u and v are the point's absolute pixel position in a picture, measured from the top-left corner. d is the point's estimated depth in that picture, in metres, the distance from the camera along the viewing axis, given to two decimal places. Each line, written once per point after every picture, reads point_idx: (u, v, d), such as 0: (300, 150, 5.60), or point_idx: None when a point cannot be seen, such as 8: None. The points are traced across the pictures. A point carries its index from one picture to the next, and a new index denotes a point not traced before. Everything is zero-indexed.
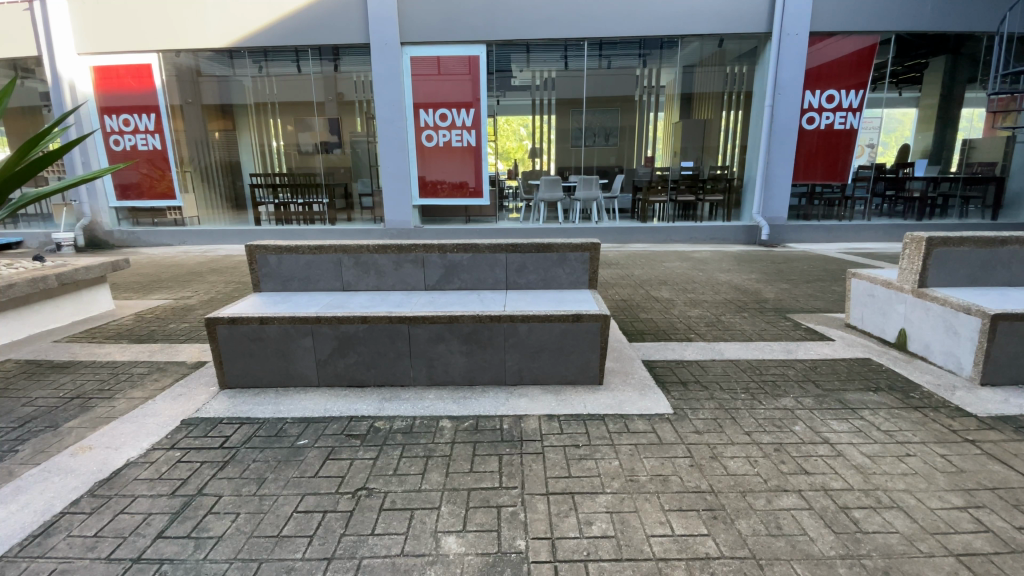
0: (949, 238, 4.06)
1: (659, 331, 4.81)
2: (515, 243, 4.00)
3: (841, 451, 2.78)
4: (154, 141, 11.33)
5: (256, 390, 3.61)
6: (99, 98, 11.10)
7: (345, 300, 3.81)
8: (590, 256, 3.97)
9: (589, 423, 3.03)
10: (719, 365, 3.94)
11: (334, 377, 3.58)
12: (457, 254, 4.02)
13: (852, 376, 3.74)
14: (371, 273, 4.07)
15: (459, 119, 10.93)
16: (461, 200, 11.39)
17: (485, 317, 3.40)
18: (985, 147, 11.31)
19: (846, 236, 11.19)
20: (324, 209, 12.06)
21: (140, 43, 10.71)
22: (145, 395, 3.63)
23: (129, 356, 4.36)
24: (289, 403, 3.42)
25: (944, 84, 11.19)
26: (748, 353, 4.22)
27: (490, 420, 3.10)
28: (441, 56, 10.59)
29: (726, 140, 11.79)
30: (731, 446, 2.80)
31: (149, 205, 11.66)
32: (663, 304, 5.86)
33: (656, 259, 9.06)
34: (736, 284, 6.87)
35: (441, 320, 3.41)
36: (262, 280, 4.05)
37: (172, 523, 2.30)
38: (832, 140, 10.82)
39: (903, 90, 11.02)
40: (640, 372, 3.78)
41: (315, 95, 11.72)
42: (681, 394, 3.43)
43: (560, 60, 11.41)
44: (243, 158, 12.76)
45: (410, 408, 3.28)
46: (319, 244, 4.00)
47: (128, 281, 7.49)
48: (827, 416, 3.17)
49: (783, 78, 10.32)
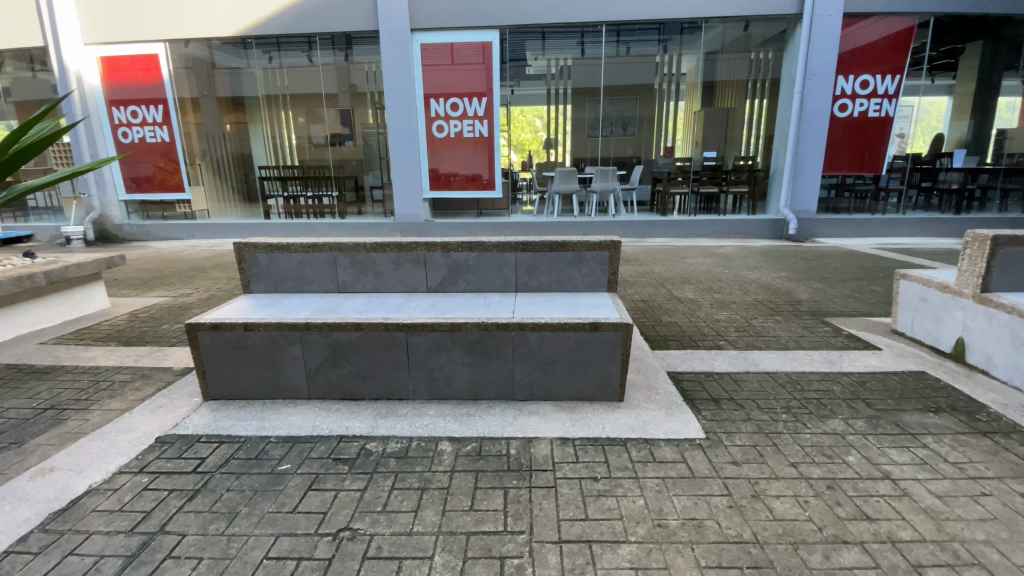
0: (1017, 236, 3.58)
1: (685, 337, 4.39)
2: (526, 241, 3.60)
3: (906, 490, 2.37)
4: (161, 134, 11.22)
5: (242, 403, 3.30)
6: (108, 90, 11.00)
7: (339, 304, 3.47)
8: (609, 255, 3.57)
9: (608, 449, 2.65)
10: (754, 379, 3.51)
11: (326, 389, 3.24)
12: (462, 253, 3.64)
13: (908, 395, 3.28)
14: (369, 273, 3.69)
15: (471, 109, 10.52)
16: (473, 192, 10.98)
17: (491, 325, 3.03)
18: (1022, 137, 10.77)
19: (879, 230, 10.56)
20: (334, 201, 11.76)
21: (148, 33, 10.57)
22: (124, 407, 3.35)
23: (113, 361, 4.09)
24: (275, 419, 3.09)
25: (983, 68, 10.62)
26: (786, 363, 3.78)
27: (495, 443, 2.73)
28: (454, 43, 10.17)
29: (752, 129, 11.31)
30: (775, 482, 2.40)
31: (158, 197, 11.55)
32: (687, 305, 5.43)
33: (677, 255, 8.62)
34: (766, 283, 6.38)
35: (443, 327, 3.04)
36: (252, 281, 3.74)
37: (125, 568, 1.99)
38: (864, 129, 10.20)
39: (936, 78, 10.43)
40: (665, 386, 3.36)
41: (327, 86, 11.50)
42: (713, 414, 3.03)
43: (575, 46, 11.13)
44: (254, 151, 12.39)
45: (406, 427, 2.92)
46: (312, 242, 3.64)
47: (129, 277, 7.29)
48: (883, 444, 2.74)
49: (813, 64, 9.76)
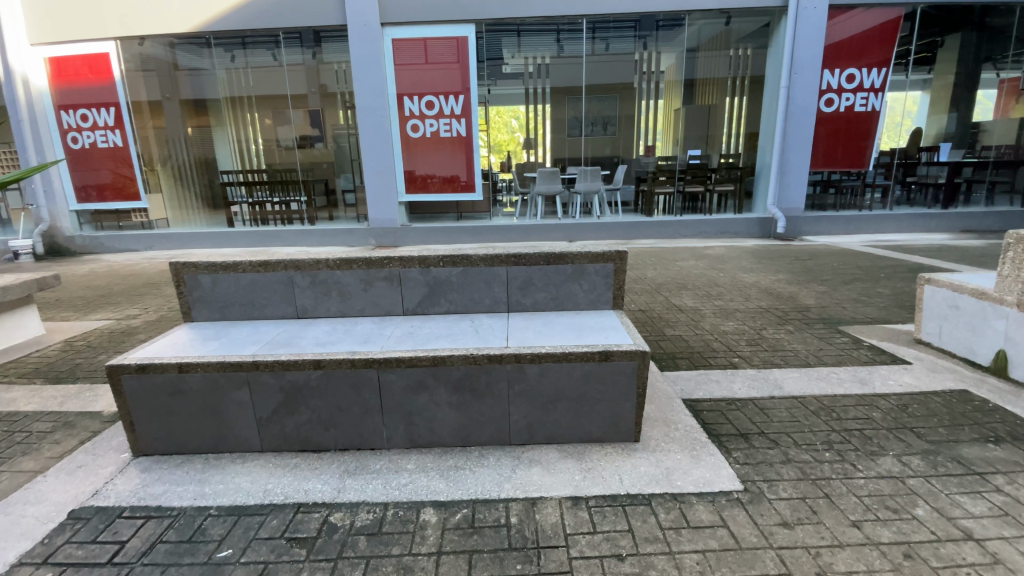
0: None
1: (695, 354, 3.93)
2: (519, 253, 3.08)
3: (997, 554, 1.94)
4: (114, 138, 10.36)
5: (181, 459, 2.73)
6: (55, 93, 10.09)
7: (298, 334, 2.92)
8: (615, 267, 3.08)
9: (632, 512, 2.16)
10: (783, 406, 3.07)
11: (283, 440, 2.69)
12: (444, 268, 3.10)
13: (959, 423, 2.88)
14: (334, 294, 3.14)
15: (447, 107, 9.99)
16: (453, 195, 10.44)
17: (481, 359, 2.51)
18: (999, 131, 10.87)
19: (867, 227, 10.34)
20: (303, 207, 10.97)
21: (95, 30, 9.74)
22: (36, 468, 2.72)
23: (33, 406, 3.43)
24: (219, 480, 2.52)
25: (962, 61, 10.74)
26: (813, 384, 3.35)
27: (491, 508, 2.22)
28: (429, 39, 9.62)
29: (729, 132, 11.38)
30: (841, 551, 1.94)
31: (112, 207, 10.66)
32: (690, 315, 4.99)
33: (668, 257, 8.23)
34: (766, 287, 6.00)
35: (423, 362, 2.52)
36: (193, 307, 3.16)
37: None
38: (851, 124, 9.98)
39: (910, 73, 10.15)
40: (685, 420, 2.89)
41: (296, 87, 10.91)
42: (747, 455, 2.57)
43: (553, 41, 10.92)
44: (218, 154, 12.01)
45: (380, 488, 2.38)
46: (263, 259, 3.07)
47: (71, 297, 6.53)
48: (950, 489, 2.32)
49: (800, 57, 9.49)
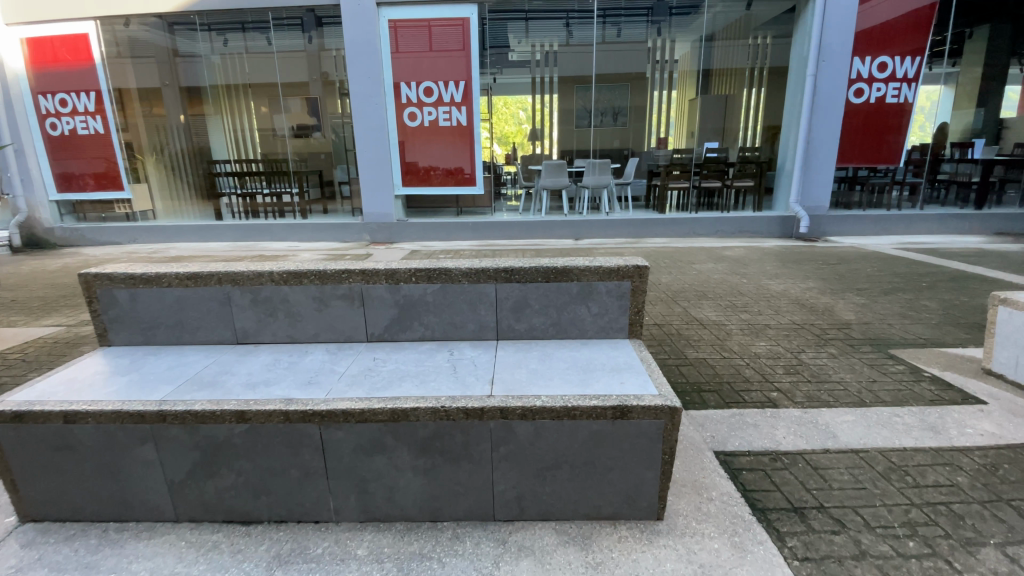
0: None
1: (723, 386, 3.29)
2: (511, 267, 2.44)
3: None
4: (95, 124, 9.73)
5: (75, 528, 2.15)
6: (31, 77, 9.41)
7: (231, 368, 2.31)
8: (632, 287, 2.44)
9: None
10: (841, 465, 2.44)
11: (204, 507, 2.10)
12: (418, 286, 2.47)
13: None
14: (281, 315, 2.53)
15: (447, 94, 9.26)
16: (455, 188, 9.74)
17: (454, 414, 1.89)
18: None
19: (898, 227, 9.57)
20: (295, 198, 10.35)
21: (74, 9, 9.09)
22: None
23: None
24: (112, 565, 1.93)
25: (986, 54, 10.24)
26: (874, 433, 2.71)
27: None
28: (433, 24, 8.92)
29: (744, 123, 11.52)
30: None
31: (97, 197, 10.03)
32: (713, 332, 4.34)
33: (683, 259, 7.56)
34: (796, 298, 5.35)
35: (379, 418, 1.90)
36: (110, 328, 2.57)
37: None
38: (882, 116, 9.18)
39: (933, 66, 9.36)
40: (718, 486, 2.27)
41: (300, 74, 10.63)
42: (805, 544, 1.95)
43: (561, 27, 10.30)
44: (212, 142, 11.19)
45: None
46: (192, 271, 2.46)
47: (28, 299, 5.95)
48: None
49: (829, 43, 8.65)
